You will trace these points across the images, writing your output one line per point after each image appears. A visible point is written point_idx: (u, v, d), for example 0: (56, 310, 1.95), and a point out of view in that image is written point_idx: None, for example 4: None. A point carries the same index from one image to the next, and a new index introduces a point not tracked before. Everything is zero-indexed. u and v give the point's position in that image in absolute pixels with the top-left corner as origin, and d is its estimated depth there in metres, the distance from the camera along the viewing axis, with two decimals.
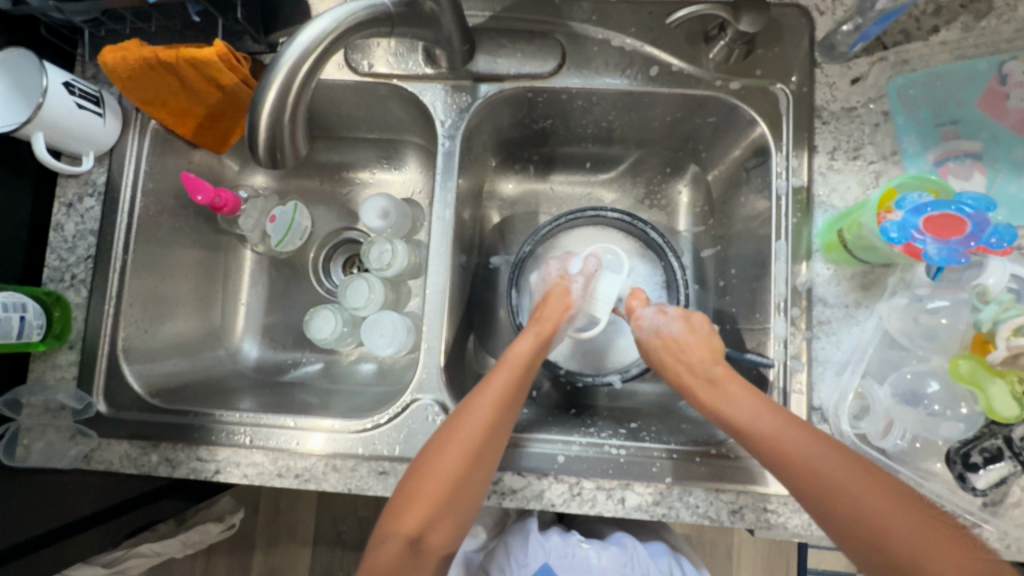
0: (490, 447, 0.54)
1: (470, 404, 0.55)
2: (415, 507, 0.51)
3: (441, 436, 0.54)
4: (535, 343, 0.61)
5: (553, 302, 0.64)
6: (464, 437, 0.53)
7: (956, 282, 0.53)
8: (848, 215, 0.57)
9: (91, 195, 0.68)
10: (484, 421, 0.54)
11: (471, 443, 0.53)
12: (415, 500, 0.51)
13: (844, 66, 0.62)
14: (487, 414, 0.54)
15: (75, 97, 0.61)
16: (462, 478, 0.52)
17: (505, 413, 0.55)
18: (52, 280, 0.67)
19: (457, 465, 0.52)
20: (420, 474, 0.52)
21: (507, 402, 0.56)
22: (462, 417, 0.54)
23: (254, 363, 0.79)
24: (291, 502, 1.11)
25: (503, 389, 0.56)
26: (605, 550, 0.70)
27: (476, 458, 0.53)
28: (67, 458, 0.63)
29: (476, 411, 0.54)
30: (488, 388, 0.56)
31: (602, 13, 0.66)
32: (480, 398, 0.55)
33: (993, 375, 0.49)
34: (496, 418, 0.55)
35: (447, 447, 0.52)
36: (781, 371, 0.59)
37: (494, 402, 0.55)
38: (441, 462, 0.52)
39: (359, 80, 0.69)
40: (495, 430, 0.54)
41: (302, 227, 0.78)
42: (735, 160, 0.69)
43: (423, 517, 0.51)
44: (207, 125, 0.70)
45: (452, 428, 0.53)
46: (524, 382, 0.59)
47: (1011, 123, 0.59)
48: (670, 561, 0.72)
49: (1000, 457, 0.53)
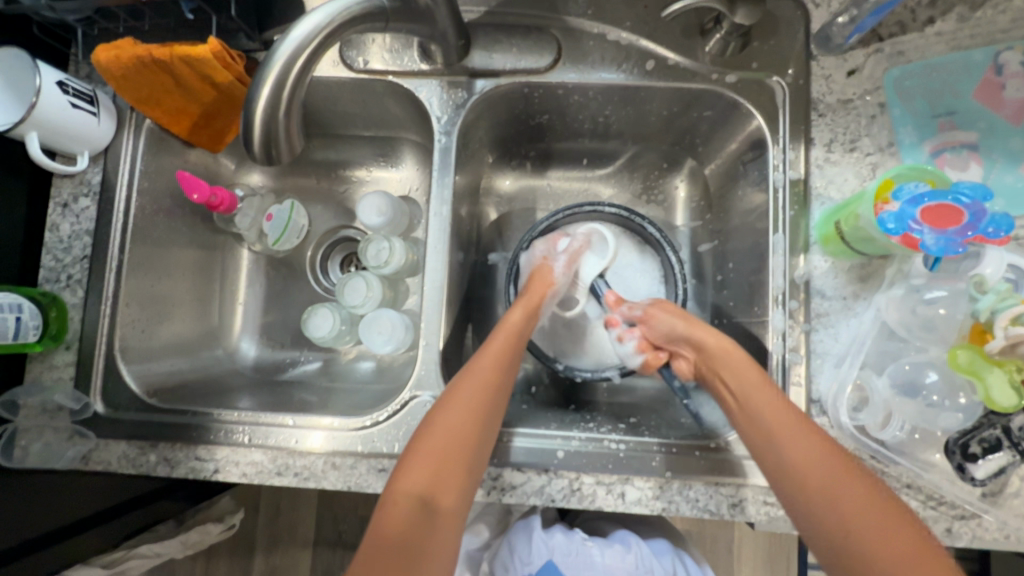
0: (494, 410, 0.56)
1: (472, 367, 0.58)
2: (427, 465, 0.51)
3: (450, 396, 0.56)
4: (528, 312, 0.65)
5: (541, 276, 0.68)
6: (474, 398, 0.55)
7: (954, 272, 0.53)
8: (846, 207, 0.57)
9: (86, 195, 0.68)
10: (489, 382, 0.57)
11: (480, 406, 0.55)
12: (426, 457, 0.52)
13: (840, 58, 0.62)
14: (494, 380, 0.57)
15: (69, 96, 0.61)
16: (474, 436, 0.53)
17: (506, 377, 0.59)
18: (48, 281, 0.67)
19: (467, 423, 0.54)
20: (429, 432, 0.53)
21: (509, 370, 0.60)
22: (468, 378, 0.57)
23: (252, 362, 0.79)
24: (291, 503, 1.11)
25: (508, 358, 0.60)
26: (609, 549, 0.70)
27: (483, 417, 0.55)
28: (64, 459, 0.63)
29: (481, 373, 0.57)
30: (490, 354, 0.59)
31: (598, 7, 0.66)
32: (484, 362, 0.58)
33: (992, 364, 0.49)
34: (500, 383, 0.58)
35: (456, 405, 0.54)
36: (780, 364, 0.60)
37: (496, 366, 0.58)
38: (450, 418, 0.54)
39: (354, 77, 0.68)
40: (499, 392, 0.57)
41: (299, 225, 0.78)
42: (732, 153, 0.69)
43: (434, 475, 0.51)
44: (202, 124, 0.70)
45: (460, 388, 0.56)
46: (519, 348, 0.62)
47: (1007, 113, 0.59)
48: (674, 558, 0.72)
49: (999, 447, 0.52)
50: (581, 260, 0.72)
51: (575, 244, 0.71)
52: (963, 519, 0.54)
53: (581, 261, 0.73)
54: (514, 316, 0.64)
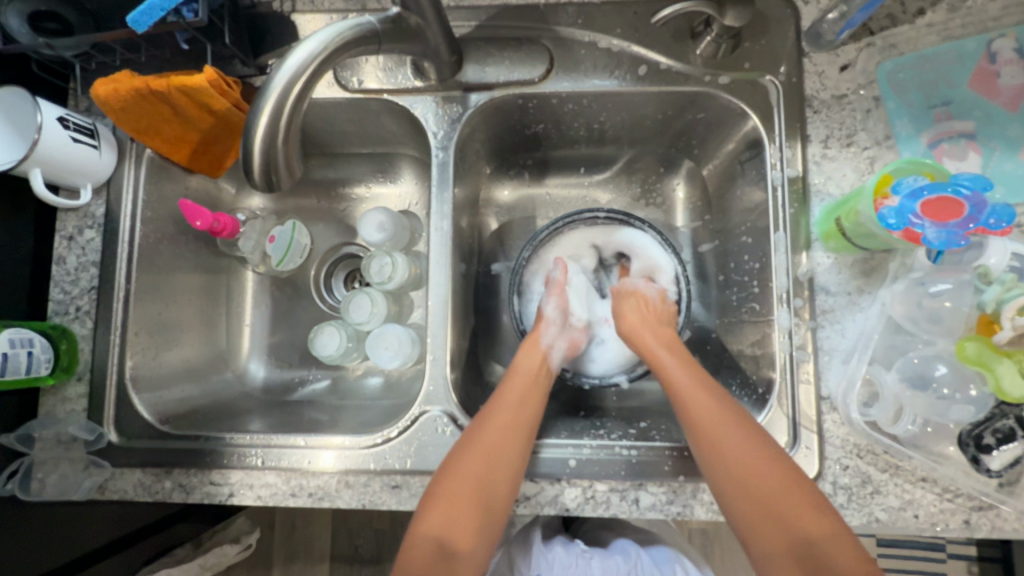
0: (514, 462, 0.57)
1: (491, 412, 0.60)
2: (444, 509, 0.54)
3: (468, 439, 0.58)
4: (543, 354, 0.67)
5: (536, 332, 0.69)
6: (493, 439, 0.57)
7: (958, 264, 0.53)
8: (845, 204, 0.57)
9: (91, 227, 0.69)
10: (502, 425, 0.59)
11: (501, 450, 0.57)
12: (445, 502, 0.55)
13: (832, 54, 0.62)
14: (509, 423, 0.60)
15: (70, 131, 0.62)
16: (489, 477, 0.56)
17: (524, 416, 0.61)
18: (56, 314, 0.68)
19: (484, 469, 0.56)
20: (448, 480, 0.56)
21: (533, 418, 0.61)
22: (486, 421, 0.59)
23: (262, 383, 0.79)
24: (305, 520, 1.11)
25: (527, 404, 0.62)
26: (608, 559, 0.69)
27: (496, 464, 0.56)
28: (81, 490, 0.62)
29: (499, 417, 0.60)
30: (504, 396, 0.62)
31: (588, 15, 0.66)
32: (503, 410, 0.60)
33: (1001, 355, 0.49)
34: (518, 432, 0.59)
35: (472, 452, 0.57)
36: (788, 363, 0.59)
37: (515, 414, 0.60)
38: (468, 463, 0.56)
39: (349, 97, 0.69)
40: (516, 432, 0.59)
41: (302, 244, 0.78)
42: (730, 153, 0.69)
43: (452, 520, 0.54)
44: (202, 150, 0.70)
45: (476, 432, 0.58)
46: (537, 392, 0.64)
47: (1003, 101, 0.59)
48: (676, 568, 0.70)
49: (1014, 437, 0.51)
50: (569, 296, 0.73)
51: (557, 276, 0.72)
52: (980, 510, 0.54)
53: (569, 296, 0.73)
54: (528, 358, 0.67)
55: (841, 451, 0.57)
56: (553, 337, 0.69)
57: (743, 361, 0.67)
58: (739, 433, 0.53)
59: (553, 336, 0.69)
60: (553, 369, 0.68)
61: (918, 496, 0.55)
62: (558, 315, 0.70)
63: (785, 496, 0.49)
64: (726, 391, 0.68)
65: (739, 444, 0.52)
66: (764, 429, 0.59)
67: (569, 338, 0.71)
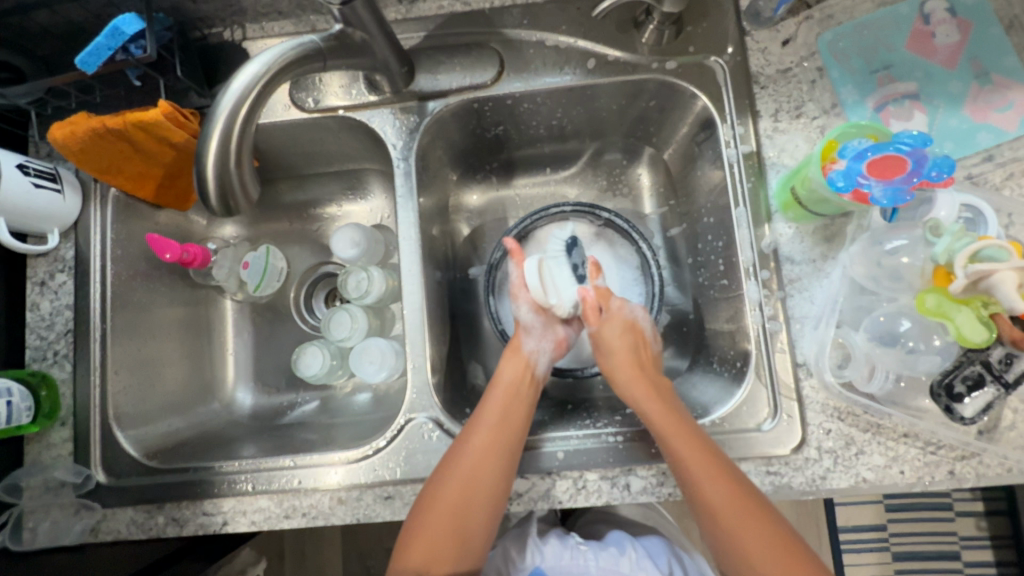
0: (492, 491, 0.56)
1: (467, 437, 0.58)
2: (425, 547, 0.55)
3: (444, 470, 0.57)
4: (526, 361, 0.66)
5: (513, 350, 0.67)
6: (471, 470, 0.56)
7: (912, 219, 0.55)
8: (798, 172, 0.58)
9: (62, 270, 0.69)
10: (475, 454, 0.57)
11: (479, 477, 0.56)
12: (422, 537, 0.55)
13: (772, 29, 0.64)
14: (489, 445, 0.58)
15: (31, 177, 0.62)
16: (465, 508, 0.56)
17: (501, 435, 0.59)
18: (35, 360, 0.68)
19: (463, 499, 0.55)
20: (425, 511, 0.56)
21: (516, 434, 0.60)
22: (457, 452, 0.58)
23: (250, 410, 0.79)
24: (315, 545, 1.11)
25: (509, 419, 0.60)
26: (603, 551, 0.68)
27: (474, 497, 0.56)
28: (72, 534, 0.62)
29: (474, 446, 0.57)
30: (481, 419, 0.60)
31: (533, 15, 0.67)
32: (482, 429, 0.59)
33: (959, 304, 0.49)
34: (498, 454, 0.57)
35: (451, 480, 0.56)
36: (761, 335, 0.60)
37: (494, 434, 0.59)
38: (447, 491, 0.56)
39: (308, 117, 0.70)
40: (494, 455, 0.57)
41: (276, 268, 0.78)
42: (685, 136, 0.71)
43: (434, 552, 0.55)
44: (167, 184, 0.71)
45: (451, 463, 0.57)
46: (517, 404, 0.62)
47: (940, 59, 0.61)
48: (669, 560, 0.70)
49: (983, 383, 0.52)
50: (548, 281, 0.69)
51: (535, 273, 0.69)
52: (963, 459, 0.55)
53: (548, 274, 0.69)
54: (510, 366, 0.66)
55: (822, 415, 0.57)
56: (536, 341, 0.69)
57: (721, 339, 0.67)
58: (750, 512, 0.51)
59: (537, 340, 0.69)
60: (537, 375, 0.67)
61: (902, 451, 0.55)
62: (535, 318, 0.70)
63: (758, 529, 0.50)
64: (708, 368, 0.68)
65: (756, 535, 0.50)
66: (746, 401, 0.60)
67: (554, 338, 0.70)
